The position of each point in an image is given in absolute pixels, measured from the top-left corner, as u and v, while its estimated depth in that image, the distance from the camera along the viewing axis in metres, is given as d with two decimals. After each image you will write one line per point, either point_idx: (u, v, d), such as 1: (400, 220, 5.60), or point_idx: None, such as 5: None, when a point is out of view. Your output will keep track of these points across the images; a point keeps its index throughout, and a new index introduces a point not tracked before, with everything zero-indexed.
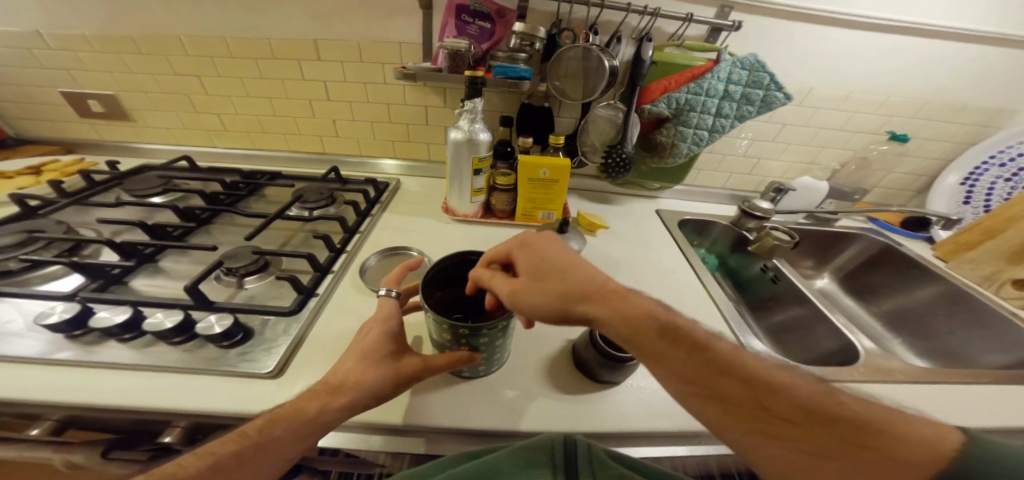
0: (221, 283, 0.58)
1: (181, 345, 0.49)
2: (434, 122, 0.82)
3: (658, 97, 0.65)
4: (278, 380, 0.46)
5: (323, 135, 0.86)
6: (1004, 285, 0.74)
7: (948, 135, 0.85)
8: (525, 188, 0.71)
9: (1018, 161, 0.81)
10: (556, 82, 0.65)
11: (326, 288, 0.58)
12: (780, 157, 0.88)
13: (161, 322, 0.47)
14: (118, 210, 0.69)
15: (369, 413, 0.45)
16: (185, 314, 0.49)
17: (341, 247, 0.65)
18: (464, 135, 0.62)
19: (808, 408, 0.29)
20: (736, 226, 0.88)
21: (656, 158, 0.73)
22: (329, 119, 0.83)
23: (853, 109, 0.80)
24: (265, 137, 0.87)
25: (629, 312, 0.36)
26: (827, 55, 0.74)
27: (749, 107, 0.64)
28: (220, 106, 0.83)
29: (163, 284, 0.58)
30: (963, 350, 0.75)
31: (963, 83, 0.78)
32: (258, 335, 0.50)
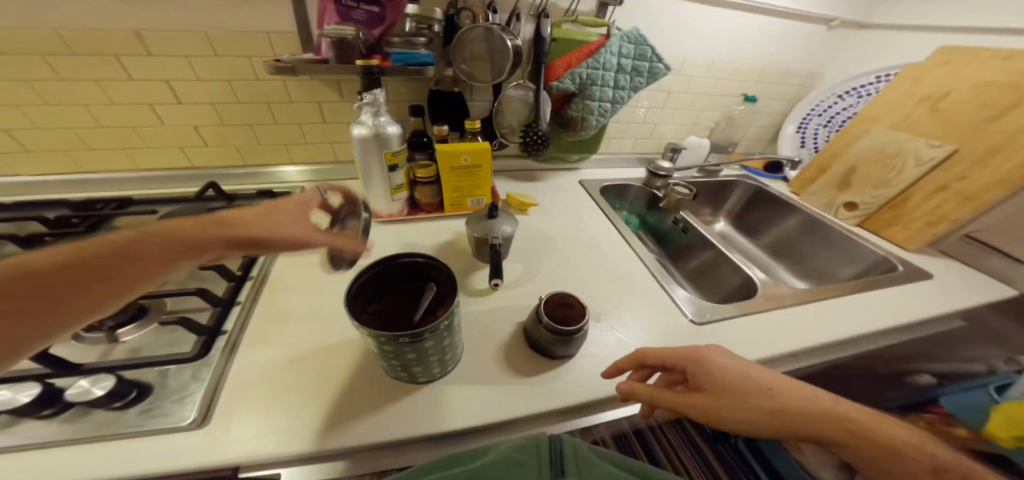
0: (85, 341, 0.45)
1: (53, 420, 0.38)
2: (332, 118, 0.74)
3: (562, 74, 0.67)
4: (203, 430, 0.39)
5: (186, 146, 0.71)
6: (839, 209, 0.94)
7: (784, 92, 1.05)
8: (448, 178, 0.69)
9: (831, 110, 1.03)
10: (463, 66, 0.64)
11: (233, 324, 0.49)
12: (670, 122, 0.99)
13: (12, 400, 0.36)
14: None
15: (309, 442, 0.39)
16: (45, 383, 0.38)
17: (242, 275, 0.56)
18: (370, 130, 0.57)
19: (892, 436, 0.36)
20: (647, 186, 0.98)
21: (570, 133, 0.75)
22: (189, 125, 0.69)
23: (718, 76, 0.93)
24: (102, 156, 0.69)
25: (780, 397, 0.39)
26: (692, 30, 0.84)
27: (639, 79, 0.70)
28: (18, 124, 0.63)
29: None
30: (829, 267, 0.94)
31: (788, 50, 0.96)
32: (160, 387, 0.41)
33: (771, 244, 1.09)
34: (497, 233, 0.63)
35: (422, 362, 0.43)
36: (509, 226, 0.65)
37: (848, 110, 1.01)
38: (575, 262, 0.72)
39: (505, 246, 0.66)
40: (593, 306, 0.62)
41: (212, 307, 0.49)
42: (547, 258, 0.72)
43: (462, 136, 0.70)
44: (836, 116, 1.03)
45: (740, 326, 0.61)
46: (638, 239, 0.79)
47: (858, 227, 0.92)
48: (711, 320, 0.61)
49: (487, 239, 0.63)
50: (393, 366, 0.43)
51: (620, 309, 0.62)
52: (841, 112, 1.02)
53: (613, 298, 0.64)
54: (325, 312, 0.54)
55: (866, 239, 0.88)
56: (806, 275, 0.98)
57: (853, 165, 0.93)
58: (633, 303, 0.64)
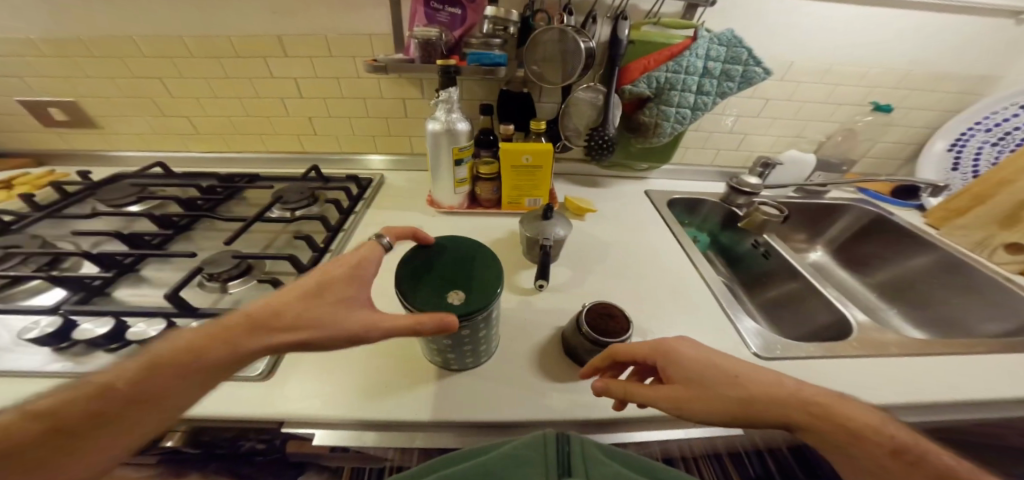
0: (205, 289, 0.57)
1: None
2: (411, 114, 0.80)
3: (637, 77, 0.63)
4: (266, 382, 0.47)
5: (297, 134, 0.85)
6: (997, 249, 0.74)
7: (933, 103, 0.84)
8: (508, 176, 0.70)
9: (1004, 125, 0.80)
10: (533, 67, 0.64)
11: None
12: (765, 133, 0.87)
13: (143, 332, 0.49)
14: (94, 221, 0.69)
15: (355, 409, 0.45)
16: (167, 322, 0.50)
17: (325, 247, 0.64)
18: (442, 126, 0.61)
19: (868, 424, 0.34)
20: (725, 202, 0.88)
21: (640, 138, 0.71)
22: (301, 116, 0.81)
23: (836, 82, 0.79)
24: (239, 139, 0.86)
25: (745, 381, 0.37)
26: (805, 29, 0.72)
27: (728, 83, 0.63)
28: (189, 111, 0.81)
29: (149, 292, 0.58)
30: (962, 317, 0.74)
31: (945, 51, 0.77)
32: None
33: (885, 282, 0.89)
34: (548, 235, 0.62)
35: (457, 350, 0.46)
36: (562, 229, 0.64)
37: None
38: (628, 275, 0.68)
39: (556, 249, 0.66)
40: (639, 322, 0.59)
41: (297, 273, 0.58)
42: (598, 267, 0.70)
43: (527, 136, 0.71)
44: (1011, 132, 0.81)
45: (820, 371, 0.52)
46: (704, 261, 0.72)
47: (1021, 277, 0.72)
48: (781, 357, 0.53)
49: (538, 239, 0.63)
50: (432, 349, 0.47)
51: (675, 333, 0.57)
52: (1019, 128, 0.80)
53: (668, 318, 0.60)
54: (383, 291, 0.61)
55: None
56: (930, 325, 0.78)
57: None
58: (687, 328, 0.58)
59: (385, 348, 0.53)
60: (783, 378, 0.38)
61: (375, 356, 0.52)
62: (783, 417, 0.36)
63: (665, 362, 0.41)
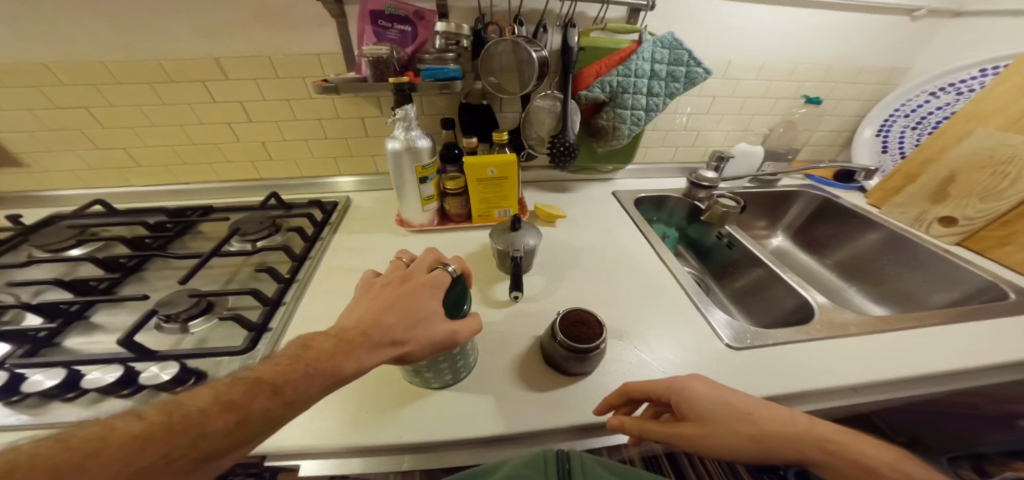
0: (163, 331, 0.53)
1: (133, 397, 0.44)
2: (372, 131, 0.79)
3: (592, 83, 0.66)
4: None
5: (253, 160, 0.81)
6: (932, 224, 0.80)
7: (858, 92, 0.92)
8: (474, 189, 0.70)
9: (920, 111, 0.89)
10: (489, 79, 0.65)
11: (279, 322, 0.54)
12: (716, 129, 0.92)
13: (100, 379, 0.43)
14: (30, 269, 0.63)
15: (337, 438, 0.43)
16: (127, 367, 0.45)
17: (291, 277, 0.61)
18: (402, 144, 0.61)
19: (864, 453, 0.40)
20: (688, 197, 0.92)
21: (601, 141, 0.74)
22: (255, 141, 0.78)
23: (773, 77, 0.85)
24: (190, 169, 0.82)
25: (760, 419, 0.41)
26: (740, 29, 0.77)
27: (676, 84, 0.66)
28: (130, 142, 0.77)
29: (100, 340, 0.53)
30: (915, 291, 0.80)
31: (862, 45, 0.84)
32: (213, 376, 0.46)
33: (842, 261, 0.95)
34: (519, 246, 0.63)
35: (435, 368, 0.45)
36: (532, 239, 0.65)
37: (943, 109, 0.86)
38: (602, 277, 0.70)
39: (527, 260, 0.66)
40: (613, 324, 0.60)
41: (263, 306, 0.55)
42: (573, 272, 0.71)
43: (490, 148, 0.71)
44: (927, 117, 0.88)
45: (789, 353, 0.55)
46: (673, 256, 0.75)
47: (958, 247, 0.77)
48: (752, 346, 0.56)
49: (508, 251, 0.63)
50: (410, 370, 0.46)
51: (648, 334, 0.58)
52: (933, 112, 0.88)
53: (643, 316, 0.62)
54: None
55: (961, 257, 0.75)
56: (885, 299, 0.84)
57: (950, 173, 0.80)
58: (662, 323, 0.60)
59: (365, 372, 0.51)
60: (791, 413, 0.42)
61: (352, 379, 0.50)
62: (796, 450, 0.40)
63: (683, 401, 0.42)
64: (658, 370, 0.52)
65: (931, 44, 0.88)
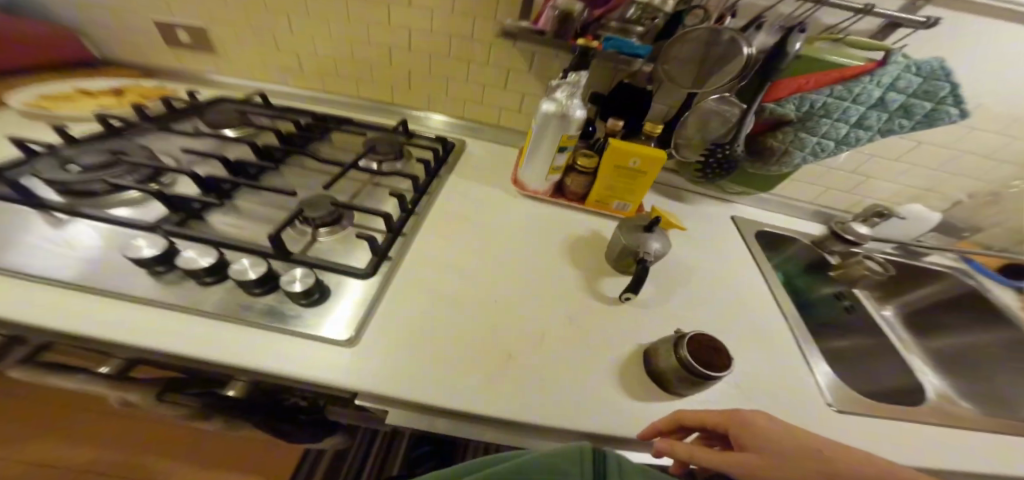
0: (295, 229, 0.56)
1: (262, 296, 0.47)
2: (515, 86, 0.76)
3: (786, 97, 0.57)
4: (351, 348, 0.44)
5: (393, 86, 0.81)
6: None
7: None
8: (607, 174, 0.65)
9: None
10: (666, 66, 0.58)
11: (398, 253, 0.56)
12: (896, 180, 0.78)
13: (245, 271, 0.45)
14: (192, 139, 0.69)
15: (435, 395, 0.42)
16: (268, 266, 0.46)
17: (411, 208, 0.61)
18: (557, 108, 0.57)
19: None
20: (817, 245, 0.81)
21: (758, 163, 0.66)
22: (404, 69, 0.78)
23: (1010, 136, 0.68)
24: (336, 81, 0.83)
25: (836, 461, 0.33)
26: (1007, 67, 0.61)
27: (903, 119, 0.56)
28: (296, 44, 0.78)
29: (239, 224, 0.56)
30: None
31: None
32: (335, 294, 0.48)
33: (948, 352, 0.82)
34: (647, 249, 0.58)
35: None
36: (661, 244, 0.59)
37: None
38: (708, 303, 0.63)
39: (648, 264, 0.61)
40: None
41: (385, 231, 0.56)
42: (681, 289, 0.65)
43: (637, 139, 0.65)
44: None
45: (893, 442, 0.49)
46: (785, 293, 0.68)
47: None
48: (852, 413, 0.51)
49: (636, 251, 0.59)
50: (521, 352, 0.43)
51: (771, 386, 0.52)
52: None
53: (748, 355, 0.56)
54: (459, 268, 0.58)
55: None
56: (980, 399, 0.73)
57: None
58: (774, 375, 0.53)
59: (462, 331, 0.50)
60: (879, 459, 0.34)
61: (457, 334, 0.49)
62: None
63: (740, 433, 0.38)
64: None
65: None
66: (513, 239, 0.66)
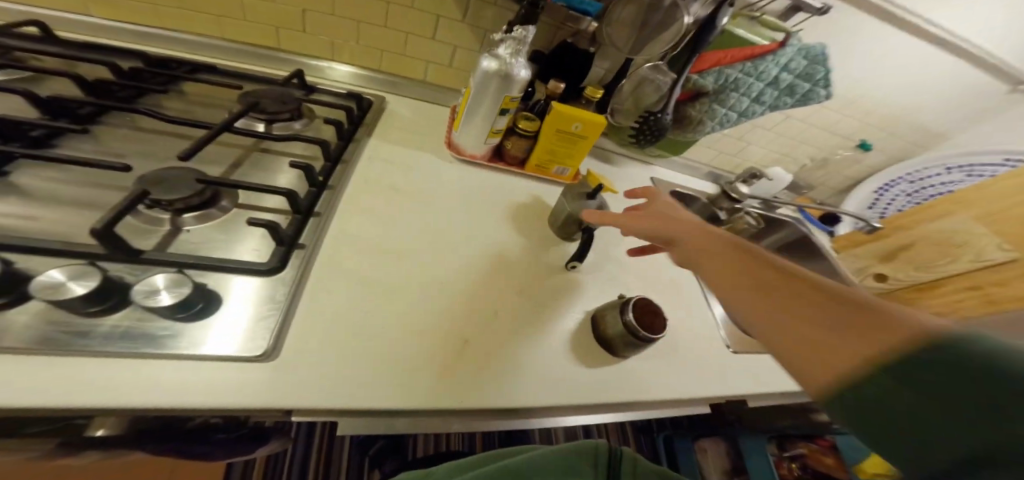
0: (141, 214, 0.41)
1: (108, 315, 0.33)
2: (440, 37, 0.67)
3: (708, 69, 0.62)
4: (266, 363, 0.36)
5: (279, 23, 0.64)
6: (868, 277, 0.95)
7: (892, 149, 0.99)
8: (549, 139, 0.63)
9: (926, 180, 0.98)
10: (609, 28, 0.58)
11: (312, 236, 0.46)
12: (763, 146, 0.96)
13: (64, 287, 0.31)
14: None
15: (385, 397, 0.37)
16: (105, 276, 0.32)
17: (323, 182, 0.51)
18: (499, 66, 0.52)
19: (823, 287, 0.26)
20: (711, 202, 0.94)
21: (678, 130, 0.72)
22: (294, 3, 0.61)
23: (840, 111, 0.87)
24: (185, 13, 0.61)
25: (752, 249, 0.33)
26: (846, 53, 0.77)
27: (788, 98, 0.66)
28: None
29: (46, 212, 0.39)
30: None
31: (929, 102, 0.87)
32: (228, 297, 0.38)
33: None
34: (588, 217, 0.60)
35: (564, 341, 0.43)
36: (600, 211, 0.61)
37: (946, 185, 0.97)
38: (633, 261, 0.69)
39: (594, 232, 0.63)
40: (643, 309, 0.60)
41: (292, 213, 0.45)
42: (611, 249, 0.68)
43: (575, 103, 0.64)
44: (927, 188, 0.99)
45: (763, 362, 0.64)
46: None
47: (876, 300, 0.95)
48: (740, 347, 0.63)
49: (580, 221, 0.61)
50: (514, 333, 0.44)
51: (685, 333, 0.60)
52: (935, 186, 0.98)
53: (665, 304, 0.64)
54: (394, 249, 0.51)
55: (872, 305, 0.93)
56: None
57: (910, 242, 0.93)
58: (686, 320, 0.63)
59: (407, 318, 0.45)
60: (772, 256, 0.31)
61: (404, 326, 0.44)
62: (761, 273, 0.29)
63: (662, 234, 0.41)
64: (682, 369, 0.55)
65: (981, 123, 0.91)
66: (451, 212, 0.60)
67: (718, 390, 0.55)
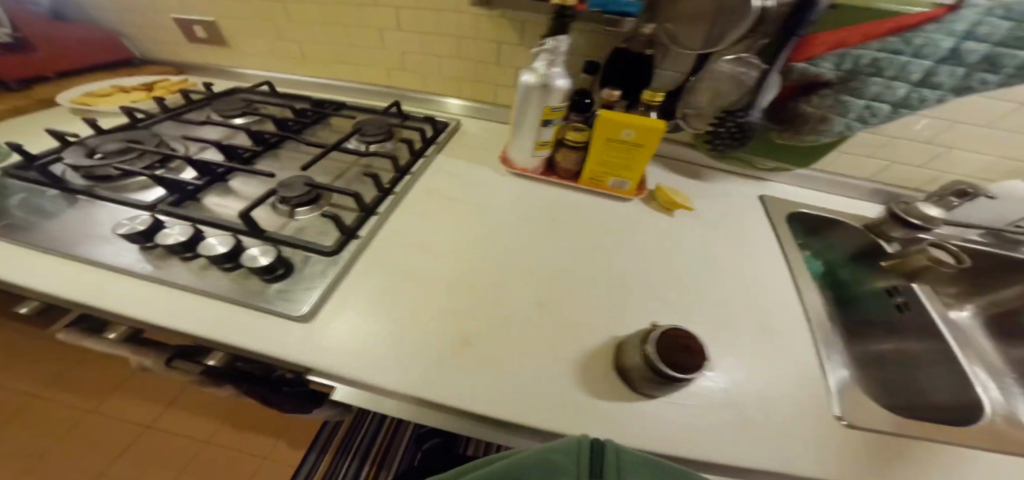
0: (276, 210, 0.57)
1: (231, 272, 0.47)
2: (507, 62, 0.72)
3: (823, 55, 0.48)
4: (300, 321, 0.42)
5: (388, 68, 0.81)
6: None
7: None
8: (600, 149, 0.59)
9: None
10: (667, 25, 0.51)
11: (368, 232, 0.54)
12: (973, 152, 0.64)
13: (212, 247, 0.46)
14: (203, 129, 0.75)
15: (376, 374, 0.38)
16: (236, 241, 0.47)
17: (389, 187, 0.61)
18: (538, 79, 0.52)
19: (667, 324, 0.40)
20: (871, 230, 0.68)
21: (786, 133, 0.57)
22: (397, 52, 0.77)
23: None
24: (337, 66, 0.85)
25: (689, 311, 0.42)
26: None
27: (989, 73, 0.46)
28: (301, 36, 0.82)
29: (229, 204, 0.59)
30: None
31: None
32: (298, 272, 0.47)
33: None
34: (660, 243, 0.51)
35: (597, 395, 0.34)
36: None
37: None
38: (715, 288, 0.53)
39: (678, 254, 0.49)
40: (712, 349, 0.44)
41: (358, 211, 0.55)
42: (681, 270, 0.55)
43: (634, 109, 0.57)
44: None
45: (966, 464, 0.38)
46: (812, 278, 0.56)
47: None
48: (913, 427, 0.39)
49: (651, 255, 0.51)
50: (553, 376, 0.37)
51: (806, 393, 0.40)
52: None
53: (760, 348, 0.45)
54: (428, 245, 0.54)
55: None
56: None
57: None
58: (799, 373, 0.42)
59: (418, 303, 0.45)
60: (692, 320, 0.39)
61: (413, 312, 0.44)
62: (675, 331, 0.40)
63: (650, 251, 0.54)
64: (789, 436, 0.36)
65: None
66: (495, 219, 0.60)
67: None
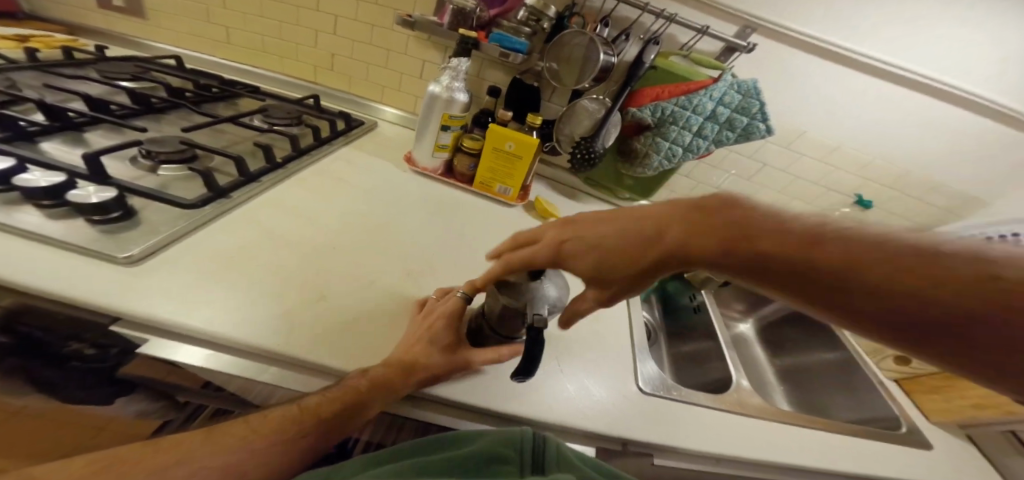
0: (135, 164, 0.56)
1: (46, 210, 0.43)
2: (426, 77, 0.83)
3: (646, 103, 0.69)
4: (130, 269, 0.41)
5: (314, 64, 0.86)
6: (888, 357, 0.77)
7: (915, 212, 0.86)
8: (488, 157, 0.72)
9: None
10: (552, 64, 0.69)
11: (242, 195, 0.57)
12: (748, 199, 0.91)
13: (34, 180, 0.42)
14: (79, 83, 0.69)
15: (216, 323, 0.40)
16: (67, 178, 0.44)
17: (282, 163, 0.66)
18: (442, 90, 0.66)
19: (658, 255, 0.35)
20: None
21: (629, 164, 0.77)
22: (327, 52, 0.84)
23: (830, 163, 0.82)
24: (260, 56, 0.87)
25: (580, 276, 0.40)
26: (815, 105, 0.77)
27: (728, 133, 0.68)
28: (225, 18, 0.83)
29: (76, 152, 0.54)
30: (820, 402, 0.80)
31: (940, 158, 0.79)
32: (141, 217, 0.47)
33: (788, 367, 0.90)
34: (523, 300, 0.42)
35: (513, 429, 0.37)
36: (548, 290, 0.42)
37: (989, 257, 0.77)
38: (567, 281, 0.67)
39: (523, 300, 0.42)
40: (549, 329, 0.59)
41: (238, 176, 0.59)
42: None
43: (519, 126, 0.73)
44: None
45: (699, 416, 0.53)
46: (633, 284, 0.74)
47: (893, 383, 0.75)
48: (672, 397, 0.54)
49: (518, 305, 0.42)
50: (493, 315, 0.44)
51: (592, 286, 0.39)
52: None
53: (580, 333, 0.60)
54: (316, 217, 0.60)
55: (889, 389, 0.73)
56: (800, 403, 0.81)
57: None
58: (598, 359, 0.56)
59: (283, 264, 0.50)
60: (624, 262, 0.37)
61: (274, 271, 0.49)
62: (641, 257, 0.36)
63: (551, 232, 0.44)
64: (576, 394, 0.49)
65: (1019, 189, 0.81)
66: (382, 207, 0.67)
67: (617, 436, 0.46)
